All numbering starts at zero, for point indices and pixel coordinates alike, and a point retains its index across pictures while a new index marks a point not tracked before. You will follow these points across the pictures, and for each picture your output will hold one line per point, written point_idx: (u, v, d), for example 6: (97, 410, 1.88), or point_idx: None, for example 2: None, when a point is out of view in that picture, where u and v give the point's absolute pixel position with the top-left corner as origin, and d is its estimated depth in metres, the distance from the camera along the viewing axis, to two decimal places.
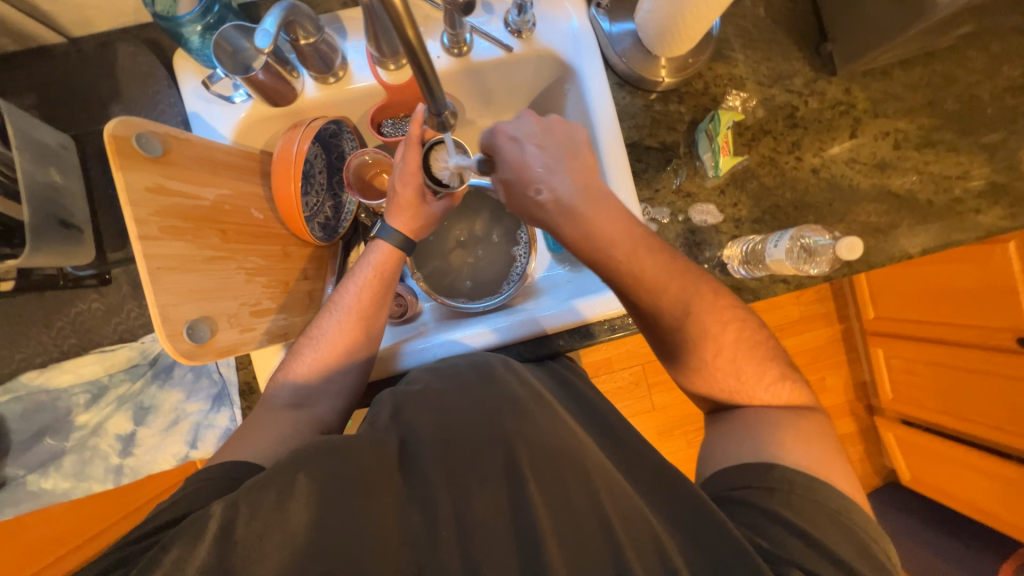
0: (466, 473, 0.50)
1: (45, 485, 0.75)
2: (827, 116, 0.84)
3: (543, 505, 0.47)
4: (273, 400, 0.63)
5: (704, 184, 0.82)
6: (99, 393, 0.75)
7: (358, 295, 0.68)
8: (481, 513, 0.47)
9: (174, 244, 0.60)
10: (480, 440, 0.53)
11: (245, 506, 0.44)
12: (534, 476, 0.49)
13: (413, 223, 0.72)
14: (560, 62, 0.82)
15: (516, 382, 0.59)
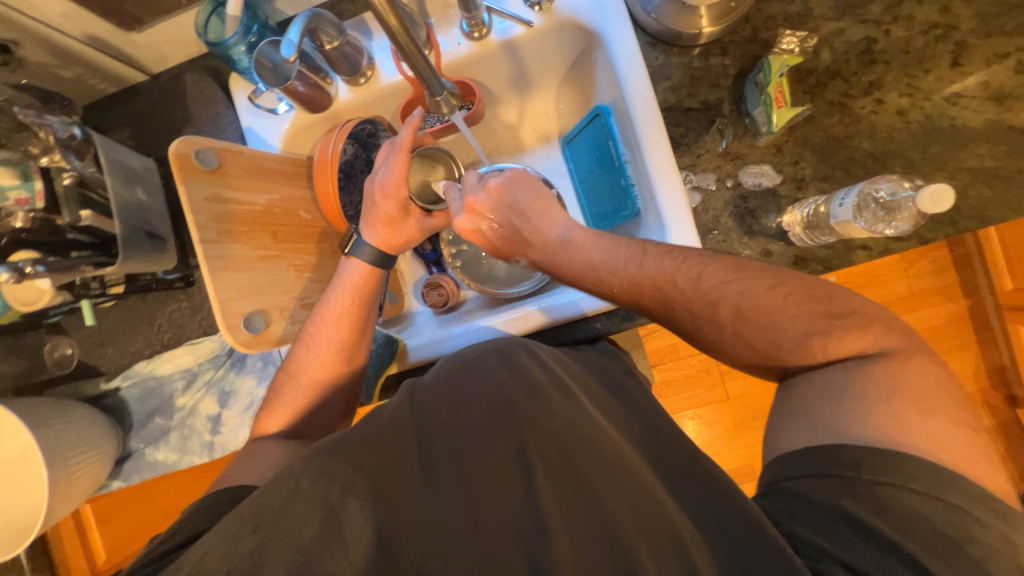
0: (478, 463, 0.50)
1: (159, 456, 0.88)
2: (917, 44, 0.69)
3: (553, 499, 0.47)
4: (265, 433, 0.69)
5: (756, 143, 0.72)
6: (192, 378, 0.87)
7: (335, 327, 0.71)
8: (491, 494, 0.48)
9: (230, 245, 0.67)
10: (492, 430, 0.53)
11: (283, 480, 0.48)
12: (546, 471, 0.49)
13: (393, 239, 0.74)
14: (585, 30, 0.77)
15: (535, 367, 0.59)
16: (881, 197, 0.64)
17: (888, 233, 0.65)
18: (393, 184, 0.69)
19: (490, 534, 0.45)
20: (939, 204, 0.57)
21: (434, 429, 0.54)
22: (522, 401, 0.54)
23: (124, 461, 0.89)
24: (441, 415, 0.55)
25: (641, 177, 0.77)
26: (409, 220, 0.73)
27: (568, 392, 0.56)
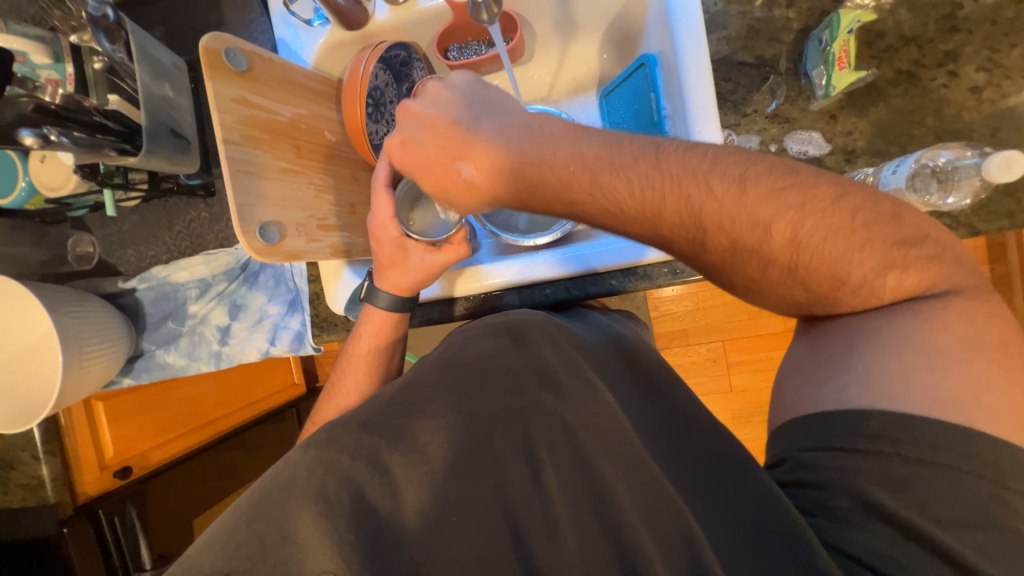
0: (477, 445, 0.47)
1: (169, 359, 0.90)
2: (1005, 15, 0.63)
3: (559, 488, 0.46)
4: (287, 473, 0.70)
5: (809, 107, 0.68)
6: (205, 288, 0.87)
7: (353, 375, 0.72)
8: (494, 472, 0.46)
9: (252, 151, 0.66)
10: (500, 415, 0.49)
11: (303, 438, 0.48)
12: (551, 458, 0.47)
13: (398, 279, 0.70)
14: None
15: (551, 348, 0.58)
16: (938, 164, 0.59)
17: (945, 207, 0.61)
18: (383, 227, 0.67)
19: (490, 495, 0.45)
20: (1006, 172, 0.51)
21: (437, 396, 0.51)
22: (535, 379, 0.53)
23: (138, 359, 0.91)
24: (443, 387, 0.53)
25: (679, 133, 0.73)
26: (407, 258, 0.68)
27: (584, 380, 0.54)
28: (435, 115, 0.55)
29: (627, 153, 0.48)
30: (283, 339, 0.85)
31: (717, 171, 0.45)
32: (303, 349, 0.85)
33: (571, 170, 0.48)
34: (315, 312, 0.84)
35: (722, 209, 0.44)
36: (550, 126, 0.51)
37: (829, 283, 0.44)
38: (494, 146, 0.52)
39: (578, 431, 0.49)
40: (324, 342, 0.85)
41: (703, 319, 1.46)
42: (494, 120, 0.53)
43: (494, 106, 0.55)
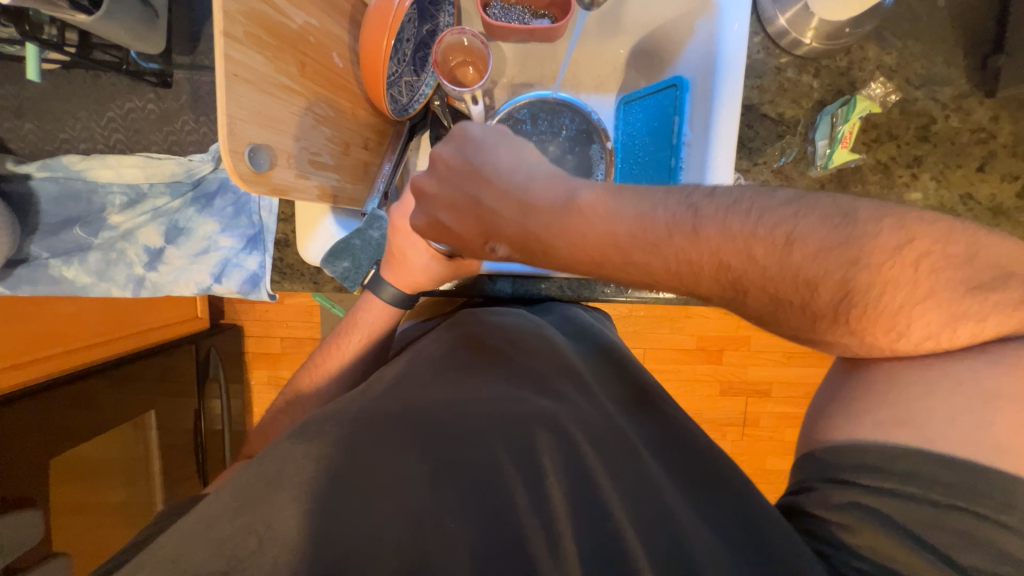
0: (477, 448, 0.50)
1: (68, 274, 0.73)
2: (962, 140, 0.75)
3: (558, 496, 0.48)
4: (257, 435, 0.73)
5: (806, 173, 0.76)
6: (135, 199, 0.74)
7: (334, 353, 0.72)
8: (499, 481, 0.48)
9: (254, 54, 0.54)
10: (497, 420, 0.52)
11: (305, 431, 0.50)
12: (552, 466, 0.50)
13: (406, 279, 0.70)
14: None
15: (545, 357, 0.62)
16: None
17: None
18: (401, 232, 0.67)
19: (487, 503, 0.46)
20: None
21: (438, 390, 0.56)
22: (531, 384, 0.58)
23: (20, 266, 0.72)
24: (445, 384, 0.57)
25: (695, 163, 0.77)
26: (410, 258, 0.69)
27: (576, 384, 0.60)
28: (451, 197, 0.57)
29: (663, 226, 0.46)
30: (233, 278, 0.73)
31: (760, 233, 0.43)
32: (256, 293, 0.74)
33: (604, 249, 0.48)
34: (279, 256, 0.73)
35: (763, 274, 0.44)
36: (582, 193, 0.50)
37: (885, 337, 0.42)
38: (518, 214, 0.53)
39: (564, 425, 0.53)
40: (283, 290, 0.74)
41: (632, 325, 1.46)
42: (514, 188, 0.54)
43: (512, 172, 0.54)
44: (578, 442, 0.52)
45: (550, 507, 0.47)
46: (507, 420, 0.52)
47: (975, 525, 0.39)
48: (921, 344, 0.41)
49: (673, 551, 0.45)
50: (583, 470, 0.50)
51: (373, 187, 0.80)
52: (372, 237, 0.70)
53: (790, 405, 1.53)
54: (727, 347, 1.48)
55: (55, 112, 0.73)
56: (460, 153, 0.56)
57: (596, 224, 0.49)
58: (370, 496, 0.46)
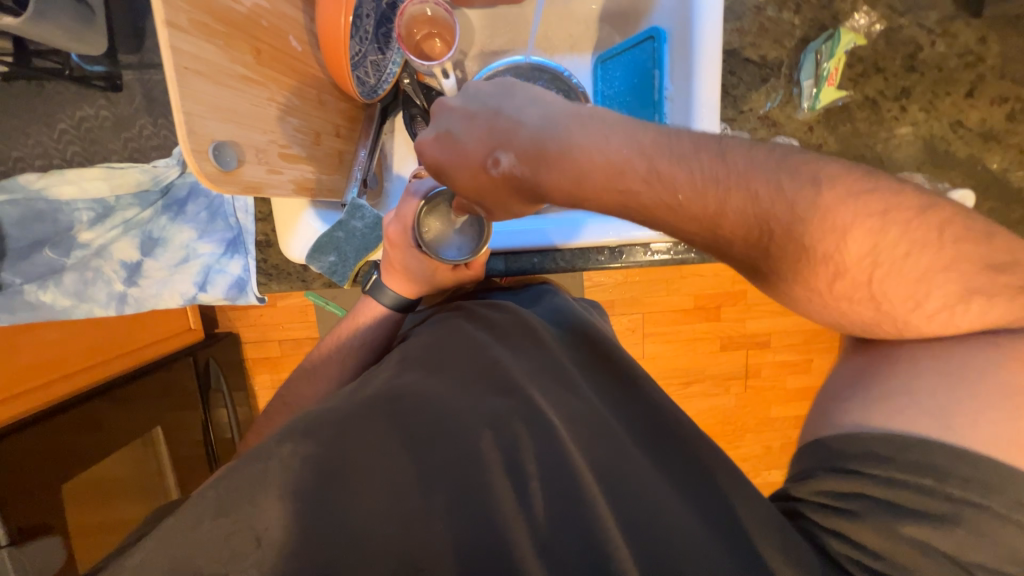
0: (456, 453, 0.48)
1: (45, 298, 0.70)
2: (950, 66, 0.73)
3: (542, 497, 0.47)
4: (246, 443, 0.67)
5: (795, 116, 0.74)
6: (104, 213, 0.70)
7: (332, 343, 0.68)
8: (486, 488, 0.46)
9: (203, 45, 0.50)
10: (475, 420, 0.50)
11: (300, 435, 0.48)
12: (536, 468, 0.48)
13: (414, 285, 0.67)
14: None
15: (530, 350, 0.61)
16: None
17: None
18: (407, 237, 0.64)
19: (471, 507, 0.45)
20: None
21: (420, 385, 0.53)
22: (515, 376, 0.56)
23: None
24: (426, 381, 0.54)
25: (680, 119, 0.75)
26: (405, 257, 0.64)
27: (563, 381, 0.58)
28: (473, 107, 0.53)
29: (687, 143, 0.46)
30: (218, 284, 0.71)
31: (786, 168, 0.43)
32: (242, 298, 0.72)
33: (624, 153, 0.46)
34: (262, 257, 0.71)
35: (794, 211, 0.42)
36: (602, 116, 0.49)
37: (893, 279, 0.41)
38: (536, 130, 0.49)
39: (553, 421, 0.51)
40: (271, 291, 0.72)
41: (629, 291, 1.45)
42: (535, 116, 0.50)
43: (535, 90, 0.53)
44: (567, 437, 0.50)
45: (534, 506, 0.46)
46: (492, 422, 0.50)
47: (974, 483, 0.39)
48: (922, 304, 0.41)
49: (660, 540, 0.44)
50: (573, 462, 0.48)
51: (350, 176, 0.76)
52: (356, 227, 0.68)
53: (790, 352, 1.56)
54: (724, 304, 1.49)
55: (3, 129, 0.71)
56: (471, 105, 0.54)
57: (616, 130, 0.47)
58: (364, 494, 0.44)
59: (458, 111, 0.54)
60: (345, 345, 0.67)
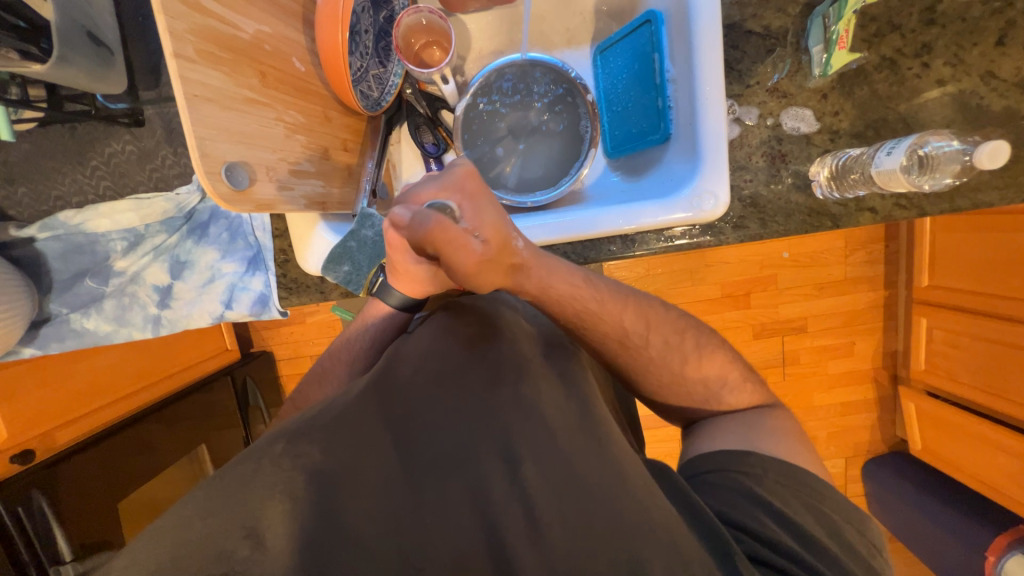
0: (447, 449, 0.47)
1: (89, 325, 0.78)
2: (974, 13, 0.69)
3: (546, 492, 0.45)
4: None
5: (806, 84, 0.71)
6: (136, 241, 0.76)
7: (343, 341, 0.69)
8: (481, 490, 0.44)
9: (211, 73, 0.53)
10: (470, 419, 0.49)
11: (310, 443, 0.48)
12: (535, 463, 0.46)
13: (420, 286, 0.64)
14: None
15: (530, 348, 0.58)
16: (925, 152, 0.65)
17: (923, 188, 0.68)
18: (454, 246, 0.45)
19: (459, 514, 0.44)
20: (994, 161, 0.60)
21: (416, 387, 0.52)
22: (508, 374, 0.53)
23: (45, 325, 0.77)
24: (420, 380, 0.53)
25: (684, 101, 0.73)
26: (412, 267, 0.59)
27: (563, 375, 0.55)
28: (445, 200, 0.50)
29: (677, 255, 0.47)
30: (242, 301, 0.74)
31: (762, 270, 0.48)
32: (266, 312, 0.75)
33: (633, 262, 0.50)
34: (281, 271, 0.73)
35: None
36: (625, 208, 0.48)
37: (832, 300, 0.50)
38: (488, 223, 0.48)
39: (553, 431, 0.49)
40: (292, 305, 0.75)
41: (652, 284, 1.50)
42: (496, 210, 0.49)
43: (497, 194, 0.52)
44: (565, 445, 0.48)
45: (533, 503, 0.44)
46: (490, 429, 0.48)
47: None
48: None
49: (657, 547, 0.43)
50: (575, 469, 0.47)
51: (359, 188, 0.78)
52: (366, 236, 0.70)
53: (829, 337, 1.57)
54: (753, 290, 1.53)
55: (42, 171, 0.77)
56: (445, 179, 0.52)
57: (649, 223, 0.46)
58: (355, 499, 0.44)
59: (462, 179, 0.49)
60: (353, 346, 0.68)
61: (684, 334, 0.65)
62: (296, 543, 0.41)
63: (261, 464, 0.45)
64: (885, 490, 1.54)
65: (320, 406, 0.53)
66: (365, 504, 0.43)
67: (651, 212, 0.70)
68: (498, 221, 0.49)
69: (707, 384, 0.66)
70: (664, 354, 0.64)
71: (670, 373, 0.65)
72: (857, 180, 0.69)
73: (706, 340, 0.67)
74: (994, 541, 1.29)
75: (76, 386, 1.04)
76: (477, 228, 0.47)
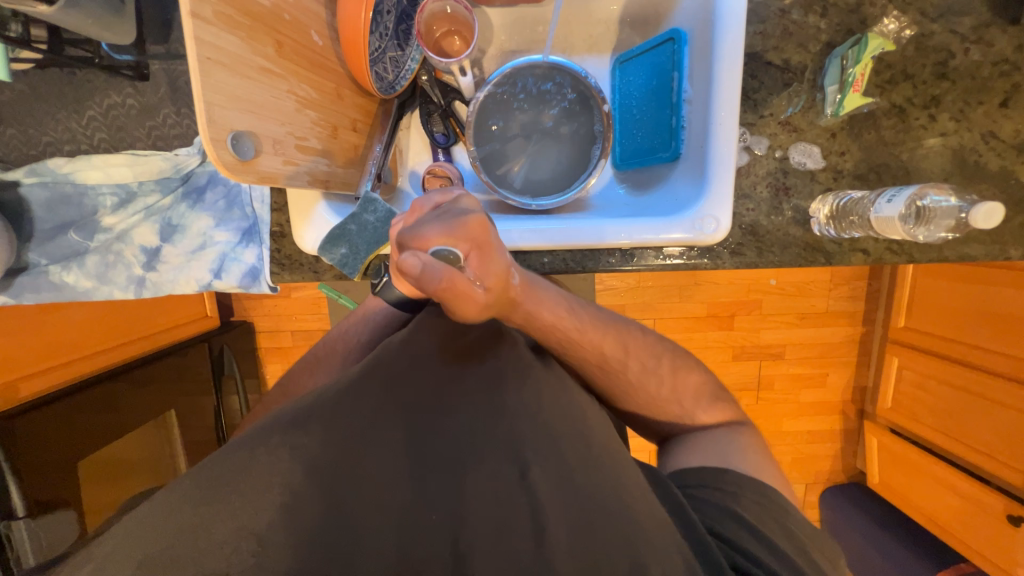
0: (440, 456, 0.45)
1: (68, 279, 0.75)
2: (983, 73, 0.71)
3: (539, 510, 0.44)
4: None
5: (817, 122, 0.72)
6: (127, 199, 0.74)
7: (339, 331, 0.68)
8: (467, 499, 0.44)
9: (227, 37, 0.51)
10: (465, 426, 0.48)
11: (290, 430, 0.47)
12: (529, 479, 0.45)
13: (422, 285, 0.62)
14: (678, 19, 0.78)
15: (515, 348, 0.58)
16: (923, 204, 0.66)
17: (916, 238, 0.69)
18: (458, 297, 0.43)
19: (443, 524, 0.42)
20: (988, 222, 0.63)
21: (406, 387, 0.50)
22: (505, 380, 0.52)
23: (23, 274, 0.75)
24: (411, 378, 0.50)
25: (698, 122, 0.73)
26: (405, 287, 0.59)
27: (557, 392, 0.54)
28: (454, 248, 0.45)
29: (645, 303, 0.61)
30: (232, 272, 0.73)
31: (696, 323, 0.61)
32: (256, 286, 0.74)
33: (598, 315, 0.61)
34: (276, 247, 0.72)
35: None
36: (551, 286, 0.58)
37: None
38: (502, 273, 0.46)
39: (547, 430, 0.49)
40: (283, 282, 0.74)
41: (642, 298, 1.52)
42: (499, 269, 0.46)
43: (480, 243, 0.45)
44: (554, 448, 0.47)
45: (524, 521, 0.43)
46: (480, 430, 0.47)
47: None
48: None
49: None
50: (567, 469, 0.46)
51: (364, 170, 0.77)
52: (367, 221, 0.69)
53: (806, 366, 1.61)
54: (738, 314, 1.56)
55: (35, 115, 0.74)
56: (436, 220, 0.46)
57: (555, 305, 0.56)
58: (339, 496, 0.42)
59: (472, 230, 0.45)
60: (345, 338, 0.66)
61: (667, 356, 0.65)
62: (264, 523, 0.40)
63: (242, 446, 0.45)
64: (841, 519, 1.59)
65: (305, 397, 0.51)
66: (352, 499, 0.42)
67: (652, 229, 0.71)
68: (502, 270, 0.47)
69: (688, 405, 0.67)
70: (652, 374, 0.64)
71: (654, 388, 0.66)
72: (855, 223, 0.71)
73: (695, 360, 0.68)
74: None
75: (46, 340, 0.99)
76: (481, 277, 0.45)
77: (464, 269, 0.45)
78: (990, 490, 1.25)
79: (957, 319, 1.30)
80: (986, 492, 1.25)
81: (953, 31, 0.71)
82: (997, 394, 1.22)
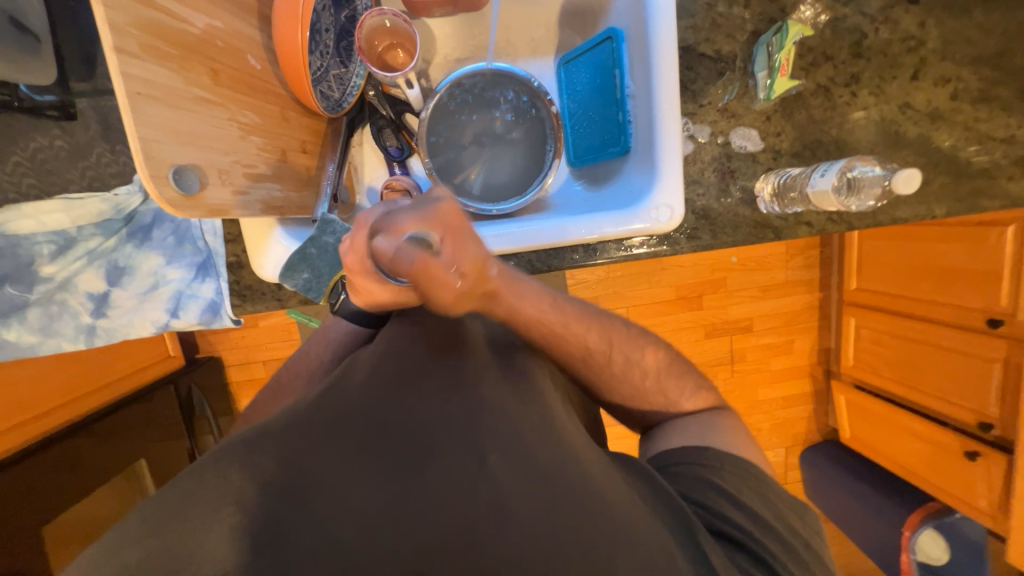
0: None
1: (9, 336, 0.71)
2: (893, 50, 0.77)
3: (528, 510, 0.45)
4: None
5: (752, 107, 0.76)
6: (66, 245, 0.70)
7: (304, 351, 0.66)
8: None
9: (157, 69, 0.50)
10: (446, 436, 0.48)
11: None
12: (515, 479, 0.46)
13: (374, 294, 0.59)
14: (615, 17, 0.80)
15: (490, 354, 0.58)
16: (853, 175, 0.71)
17: (851, 208, 0.74)
18: (433, 280, 0.45)
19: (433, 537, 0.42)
20: (909, 186, 0.68)
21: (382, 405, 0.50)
22: (482, 386, 0.53)
23: None
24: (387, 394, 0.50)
25: (643, 115, 0.76)
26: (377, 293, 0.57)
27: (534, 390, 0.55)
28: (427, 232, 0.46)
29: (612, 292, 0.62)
30: (190, 310, 0.70)
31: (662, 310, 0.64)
32: (217, 321, 0.71)
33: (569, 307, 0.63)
34: (234, 278, 0.70)
35: None
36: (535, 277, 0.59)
37: None
38: (478, 256, 0.48)
39: (530, 430, 0.49)
40: (246, 313, 0.72)
41: (612, 287, 1.56)
42: (474, 254, 0.48)
43: (454, 228, 0.47)
44: (538, 448, 0.48)
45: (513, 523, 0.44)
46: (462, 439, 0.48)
47: None
48: None
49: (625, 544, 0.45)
50: (552, 467, 0.47)
51: (320, 192, 0.76)
52: (328, 243, 0.68)
53: (772, 336, 1.69)
54: (705, 292, 1.61)
55: None
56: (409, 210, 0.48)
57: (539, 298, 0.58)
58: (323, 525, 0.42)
59: (445, 214, 0.47)
60: (311, 359, 0.64)
61: (636, 344, 0.67)
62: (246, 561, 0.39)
63: None
64: (820, 476, 1.67)
65: None
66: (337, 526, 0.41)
67: (611, 223, 0.73)
68: (478, 254, 0.48)
69: (661, 388, 0.69)
70: (622, 363, 0.66)
71: (628, 376, 0.68)
72: (795, 199, 0.75)
73: (663, 344, 0.70)
74: (910, 518, 1.45)
75: None
76: (457, 263, 0.46)
77: (438, 253, 0.46)
78: (947, 430, 1.34)
79: (903, 275, 1.39)
80: (943, 433, 1.35)
81: (864, 12, 0.77)
82: (945, 341, 1.32)
